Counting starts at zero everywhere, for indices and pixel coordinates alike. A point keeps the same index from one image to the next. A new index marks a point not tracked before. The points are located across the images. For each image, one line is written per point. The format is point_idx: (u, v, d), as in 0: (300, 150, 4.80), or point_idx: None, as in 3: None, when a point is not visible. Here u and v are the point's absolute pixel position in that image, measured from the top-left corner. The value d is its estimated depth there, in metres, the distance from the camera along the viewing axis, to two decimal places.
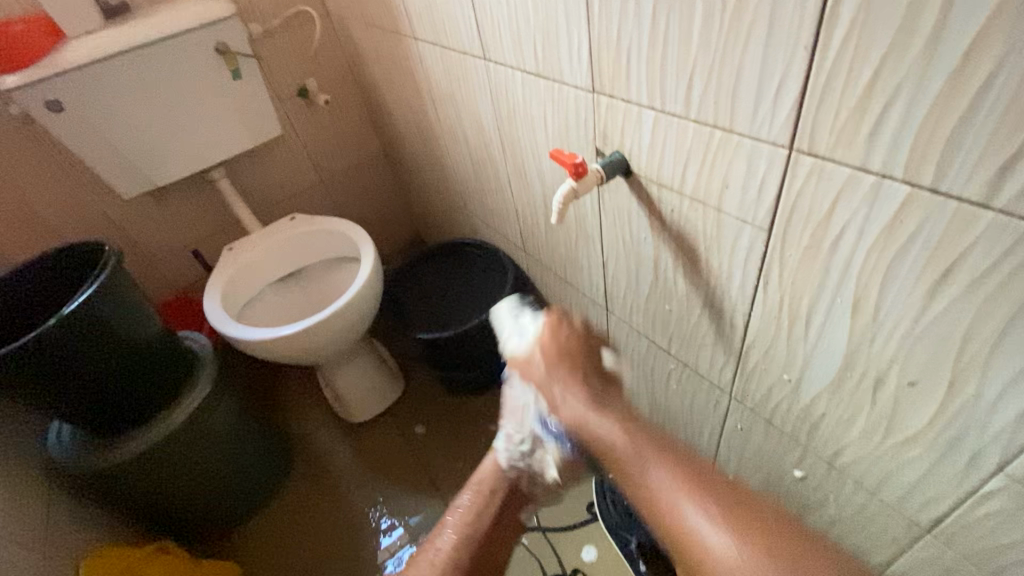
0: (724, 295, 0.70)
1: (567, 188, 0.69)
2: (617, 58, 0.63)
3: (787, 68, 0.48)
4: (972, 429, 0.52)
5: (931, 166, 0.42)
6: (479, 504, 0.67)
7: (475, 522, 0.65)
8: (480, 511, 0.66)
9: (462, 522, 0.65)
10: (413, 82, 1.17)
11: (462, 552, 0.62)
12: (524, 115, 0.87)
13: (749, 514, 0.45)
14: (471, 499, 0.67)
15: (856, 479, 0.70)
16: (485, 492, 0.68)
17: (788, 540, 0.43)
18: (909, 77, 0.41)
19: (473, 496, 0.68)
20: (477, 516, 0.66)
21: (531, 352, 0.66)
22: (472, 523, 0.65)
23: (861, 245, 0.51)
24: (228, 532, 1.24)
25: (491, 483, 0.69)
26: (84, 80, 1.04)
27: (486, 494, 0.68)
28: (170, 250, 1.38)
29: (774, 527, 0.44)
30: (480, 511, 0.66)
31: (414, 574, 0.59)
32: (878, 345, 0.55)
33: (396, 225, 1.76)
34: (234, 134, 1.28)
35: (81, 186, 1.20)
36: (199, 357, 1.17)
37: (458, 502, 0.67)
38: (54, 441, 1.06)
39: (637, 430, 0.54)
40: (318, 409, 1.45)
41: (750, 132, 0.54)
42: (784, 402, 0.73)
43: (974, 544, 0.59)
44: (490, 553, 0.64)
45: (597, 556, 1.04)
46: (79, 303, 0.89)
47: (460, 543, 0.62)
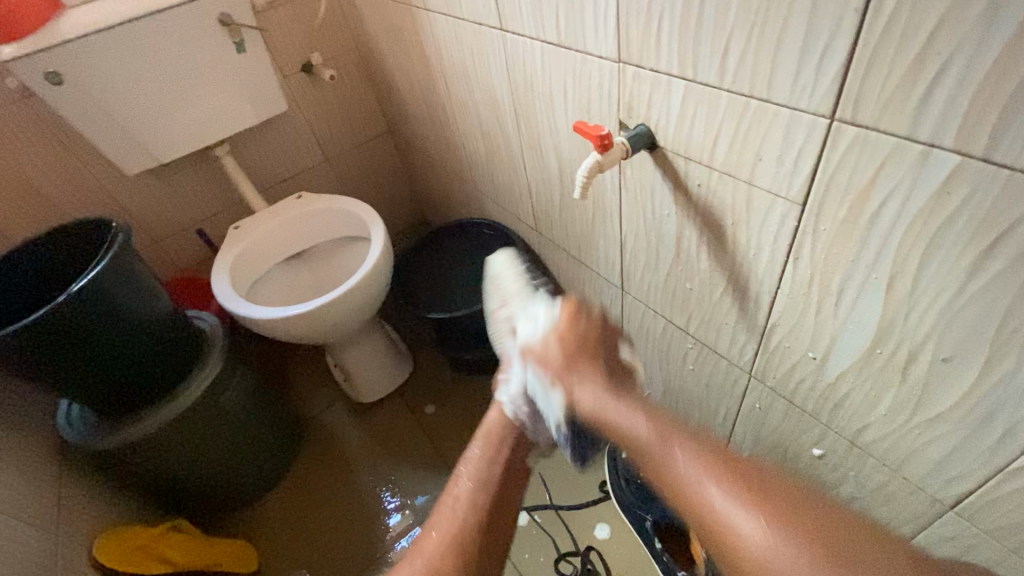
0: (749, 272, 0.69)
1: (592, 162, 0.68)
2: (646, 26, 0.61)
3: (833, 33, 0.46)
4: (1006, 405, 0.52)
5: (985, 135, 0.41)
6: (491, 454, 0.68)
7: (489, 471, 0.66)
8: (491, 458, 0.68)
9: (476, 470, 0.67)
10: (422, 56, 1.14)
11: (479, 499, 0.64)
12: (542, 88, 0.85)
13: (784, 499, 0.43)
14: (482, 448, 0.69)
15: (878, 457, 0.70)
16: (494, 440, 0.70)
17: (829, 527, 0.41)
18: (967, 40, 0.39)
19: (484, 447, 0.69)
20: (488, 466, 0.67)
21: (546, 341, 0.67)
22: (485, 469, 0.67)
23: (901, 218, 0.50)
24: (240, 510, 1.25)
25: (498, 432, 0.71)
26: (85, 51, 1.01)
27: (496, 444, 0.69)
28: (174, 228, 1.36)
29: (813, 513, 0.42)
30: (491, 460, 0.68)
31: (435, 525, 0.62)
32: (913, 322, 0.55)
33: (401, 205, 1.74)
34: (239, 110, 1.25)
35: (84, 163, 1.18)
36: (208, 335, 1.16)
37: (469, 453, 0.69)
38: (64, 420, 1.05)
39: (660, 422, 0.52)
40: (327, 389, 1.45)
41: (789, 102, 0.52)
42: (807, 380, 0.72)
43: (1000, 520, 0.60)
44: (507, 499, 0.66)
45: (609, 534, 1.05)
46: (87, 281, 0.88)
47: (474, 491, 0.64)
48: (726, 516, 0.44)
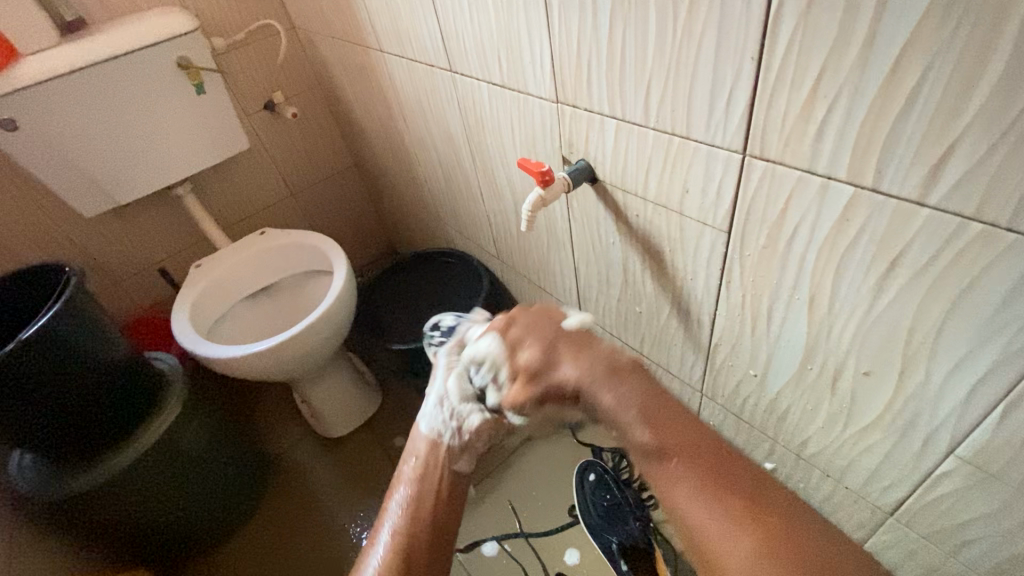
0: (690, 294, 0.73)
1: (535, 195, 0.71)
2: (578, 69, 0.65)
3: (736, 79, 0.50)
4: (923, 414, 0.55)
5: (871, 167, 0.45)
6: (419, 471, 0.67)
7: (413, 492, 0.64)
8: (417, 474, 0.67)
9: (406, 491, 0.65)
10: (381, 93, 1.17)
11: (401, 523, 0.61)
12: (492, 125, 0.89)
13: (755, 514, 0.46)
14: (417, 467, 0.67)
15: (822, 468, 0.73)
16: (427, 460, 0.68)
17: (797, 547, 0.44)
18: (846, 86, 0.43)
19: (419, 464, 0.68)
20: (414, 485, 0.65)
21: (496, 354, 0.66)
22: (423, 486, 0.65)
23: (813, 243, 0.54)
24: (203, 555, 1.21)
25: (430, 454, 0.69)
26: (40, 98, 1.02)
27: (421, 462, 0.68)
28: (134, 269, 1.35)
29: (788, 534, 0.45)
30: (416, 476, 0.66)
31: None
32: (834, 337, 0.58)
33: (368, 237, 1.75)
34: (199, 149, 1.26)
35: (39, 206, 1.16)
36: (168, 378, 1.14)
37: (397, 474, 0.68)
38: (14, 471, 1.02)
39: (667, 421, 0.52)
40: (294, 425, 1.43)
41: (706, 139, 0.56)
42: (752, 395, 0.75)
43: (934, 524, 0.62)
44: (435, 516, 0.62)
45: (579, 559, 1.05)
46: (41, 327, 0.87)
47: (397, 519, 0.61)
48: (706, 531, 0.46)
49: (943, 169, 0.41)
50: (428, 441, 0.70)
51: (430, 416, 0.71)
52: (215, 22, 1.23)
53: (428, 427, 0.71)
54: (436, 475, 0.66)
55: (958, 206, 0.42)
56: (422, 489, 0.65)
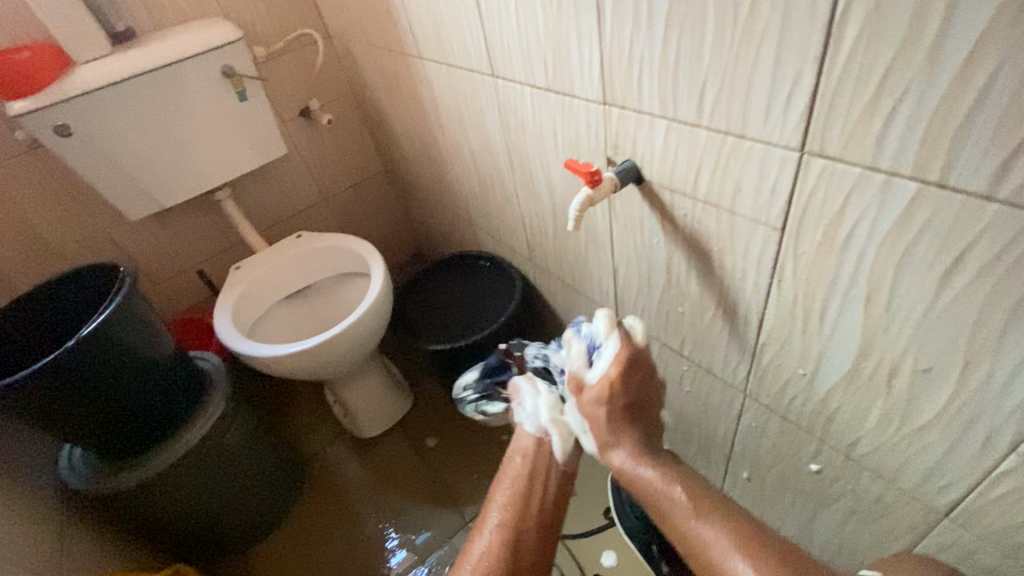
0: (738, 294, 0.73)
1: (584, 196, 0.72)
2: (628, 70, 0.66)
3: (797, 77, 0.51)
4: (986, 410, 0.55)
5: (938, 161, 0.45)
6: (522, 467, 0.76)
7: (520, 488, 0.74)
8: (523, 471, 0.75)
9: (510, 486, 0.74)
10: (417, 99, 1.20)
11: (507, 516, 0.71)
12: (533, 128, 0.90)
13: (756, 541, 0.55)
14: (522, 458, 0.77)
15: (872, 469, 0.72)
16: (533, 454, 0.77)
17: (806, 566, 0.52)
18: (915, 82, 0.44)
19: (524, 457, 0.77)
20: (519, 479, 0.75)
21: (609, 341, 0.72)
22: (523, 482, 0.74)
23: (872, 240, 0.54)
24: (241, 552, 1.23)
25: (536, 449, 0.77)
26: (94, 104, 1.06)
27: (525, 460, 0.77)
28: (175, 271, 1.39)
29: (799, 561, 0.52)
30: (521, 471, 0.75)
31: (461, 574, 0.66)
32: (892, 334, 0.58)
33: (398, 241, 1.78)
34: (241, 154, 1.30)
35: (89, 211, 1.21)
36: (211, 376, 1.17)
37: (504, 468, 0.78)
38: (66, 466, 1.05)
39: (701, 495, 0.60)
40: (328, 425, 1.45)
41: (762, 137, 0.57)
42: (799, 396, 0.75)
43: (993, 525, 0.62)
44: (542, 511, 0.72)
45: (616, 561, 1.05)
46: (98, 324, 0.90)
47: (503, 510, 0.71)
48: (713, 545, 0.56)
49: (1016, 162, 0.41)
50: (533, 437, 0.78)
51: (533, 415, 0.78)
52: (258, 31, 1.27)
53: (534, 425, 0.78)
54: (540, 477, 0.75)
55: None
56: (527, 487, 0.74)
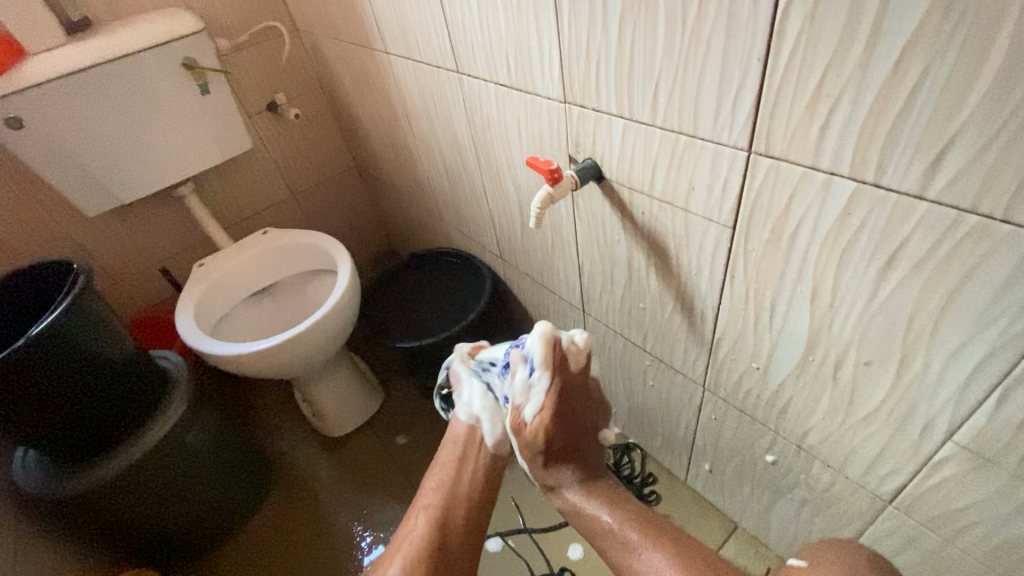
0: (694, 290, 0.75)
1: (544, 193, 0.72)
2: (586, 69, 0.67)
3: (743, 78, 0.52)
4: (922, 401, 0.57)
5: (873, 162, 0.47)
6: (455, 456, 0.76)
7: (451, 471, 0.75)
8: (458, 460, 0.76)
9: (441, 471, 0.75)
10: (385, 95, 1.19)
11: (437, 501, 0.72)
12: (498, 125, 0.90)
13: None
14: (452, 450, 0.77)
15: (823, 459, 0.74)
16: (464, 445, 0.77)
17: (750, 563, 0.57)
18: (849, 85, 0.46)
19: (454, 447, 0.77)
20: (453, 468, 0.76)
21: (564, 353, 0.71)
22: (453, 471, 0.75)
23: (815, 237, 0.56)
24: (206, 554, 1.21)
25: (469, 439, 0.77)
26: (46, 96, 1.02)
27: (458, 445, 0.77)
28: (136, 268, 1.35)
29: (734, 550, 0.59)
30: (453, 459, 0.76)
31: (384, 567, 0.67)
32: (836, 328, 0.60)
33: (368, 237, 1.76)
34: (204, 148, 1.27)
35: (43, 206, 1.17)
36: (173, 376, 1.14)
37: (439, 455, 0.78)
38: (20, 468, 1.02)
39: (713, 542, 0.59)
40: (296, 424, 1.44)
41: (712, 137, 0.58)
42: (754, 389, 0.77)
43: (932, 510, 0.64)
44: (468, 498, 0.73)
45: (583, 553, 1.06)
46: (51, 322, 0.87)
47: (434, 494, 0.73)
48: None
49: (941, 164, 0.43)
50: (467, 425, 0.78)
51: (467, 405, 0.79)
52: (221, 24, 1.24)
53: (467, 414, 0.79)
54: (469, 460, 0.76)
55: (956, 199, 0.44)
56: (456, 472, 0.75)
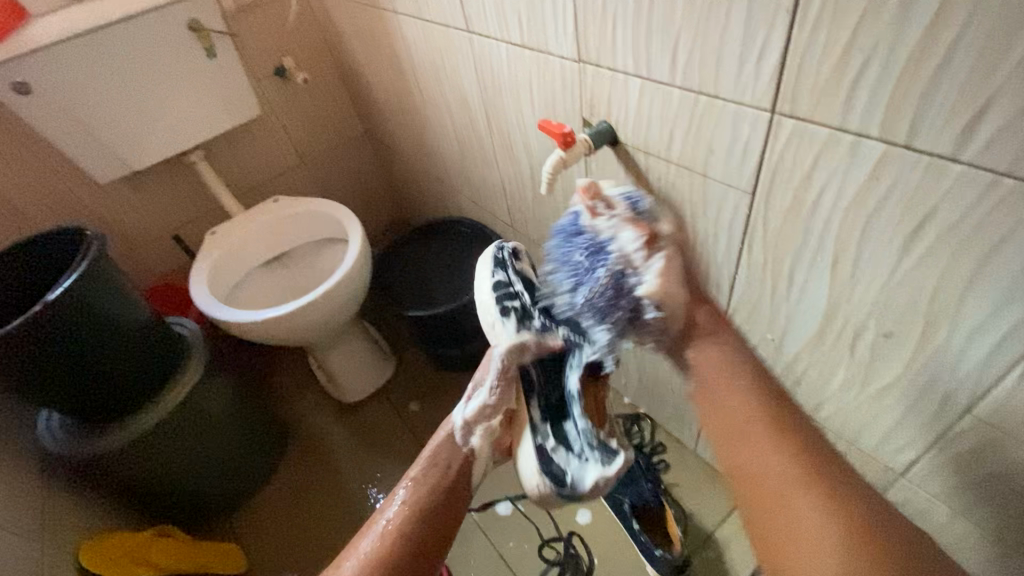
0: (710, 259, 0.73)
1: (556, 158, 0.70)
2: (602, 26, 0.64)
3: (768, 32, 0.49)
4: (942, 374, 0.56)
5: (905, 123, 0.45)
6: (434, 473, 0.75)
7: (434, 482, 0.74)
8: (442, 480, 0.74)
9: (414, 483, 0.74)
10: (394, 58, 1.15)
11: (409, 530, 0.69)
12: (510, 88, 0.87)
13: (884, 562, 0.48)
14: (425, 466, 0.76)
15: (836, 431, 0.73)
16: (439, 461, 0.76)
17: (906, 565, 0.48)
18: (885, 37, 0.42)
19: (426, 464, 0.76)
20: (434, 487, 0.73)
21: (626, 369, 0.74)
22: (428, 487, 0.73)
23: (840, 203, 0.53)
24: (226, 514, 1.25)
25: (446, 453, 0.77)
26: (51, 60, 1.01)
27: (448, 470, 0.75)
28: (150, 236, 1.36)
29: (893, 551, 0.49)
30: (439, 472, 0.75)
31: (363, 538, 0.69)
32: (856, 298, 0.58)
33: (379, 206, 1.74)
34: (213, 114, 1.25)
35: (56, 173, 1.17)
36: (189, 344, 1.16)
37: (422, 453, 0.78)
38: (45, 428, 1.05)
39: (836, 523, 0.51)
40: (311, 391, 1.46)
41: (734, 97, 0.56)
42: (768, 360, 0.76)
43: (947, 482, 0.63)
44: (451, 518, 0.73)
45: (591, 519, 1.08)
46: (64, 291, 0.88)
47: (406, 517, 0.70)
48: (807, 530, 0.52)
49: (978, 125, 0.41)
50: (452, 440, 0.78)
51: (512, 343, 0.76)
52: None
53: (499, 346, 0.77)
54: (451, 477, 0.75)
55: (993, 162, 0.41)
56: (443, 494, 0.73)
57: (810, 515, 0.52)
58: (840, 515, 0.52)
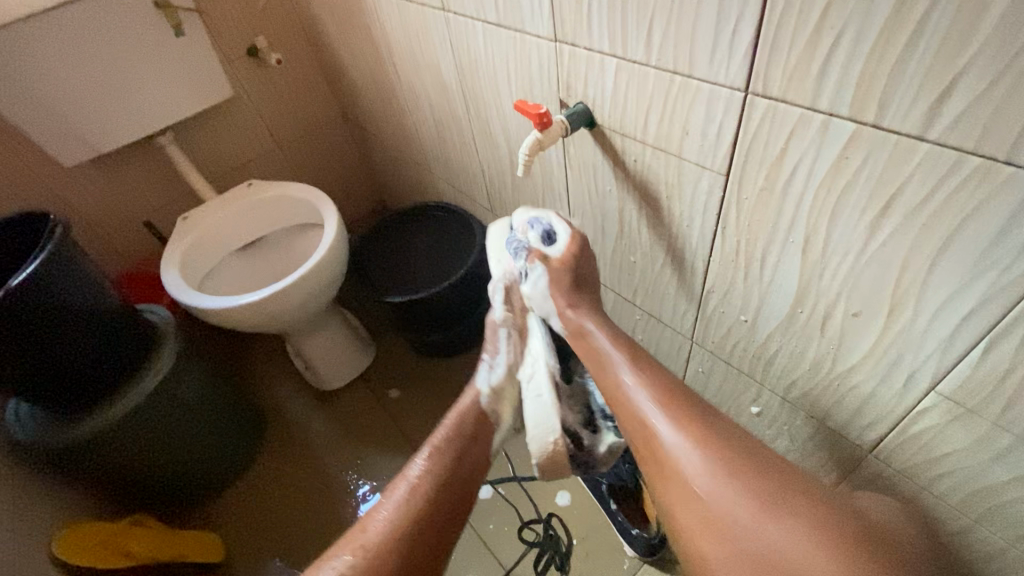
0: (685, 241, 0.73)
1: (533, 139, 0.70)
2: (577, 4, 0.63)
3: (742, 10, 0.49)
4: (908, 351, 0.57)
5: (874, 103, 0.45)
6: (456, 427, 0.76)
7: (461, 438, 0.75)
8: (464, 435, 0.75)
9: (439, 439, 0.75)
10: (369, 38, 1.13)
11: (433, 483, 0.69)
12: (486, 68, 0.86)
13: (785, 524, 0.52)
14: (449, 424, 0.76)
15: (807, 410, 0.75)
16: (461, 418, 0.77)
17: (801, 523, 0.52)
18: (854, 16, 0.43)
19: (450, 421, 0.77)
20: (457, 442, 0.74)
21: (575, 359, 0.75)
22: (452, 441, 0.74)
23: (810, 184, 0.54)
24: (205, 503, 1.24)
25: (468, 413, 0.77)
26: (9, 40, 0.96)
27: (468, 425, 0.76)
28: (118, 221, 1.32)
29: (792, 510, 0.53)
30: (464, 429, 0.76)
31: (390, 495, 0.69)
32: (826, 279, 0.59)
33: (357, 191, 1.72)
34: (182, 95, 1.21)
35: (17, 155, 1.12)
36: (161, 330, 1.13)
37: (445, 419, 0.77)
38: (13, 418, 1.02)
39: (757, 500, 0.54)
40: (288, 379, 1.44)
41: (708, 77, 0.55)
42: (741, 342, 0.77)
43: (911, 457, 0.65)
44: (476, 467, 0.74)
45: (570, 500, 1.09)
46: (26, 278, 0.84)
47: (433, 471, 0.70)
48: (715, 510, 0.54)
49: (944, 104, 0.41)
50: (473, 399, 0.79)
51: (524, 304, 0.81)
52: None
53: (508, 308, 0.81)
54: (475, 432, 0.76)
55: (958, 141, 0.42)
56: (465, 446, 0.74)
57: (739, 512, 0.53)
58: (736, 488, 0.54)
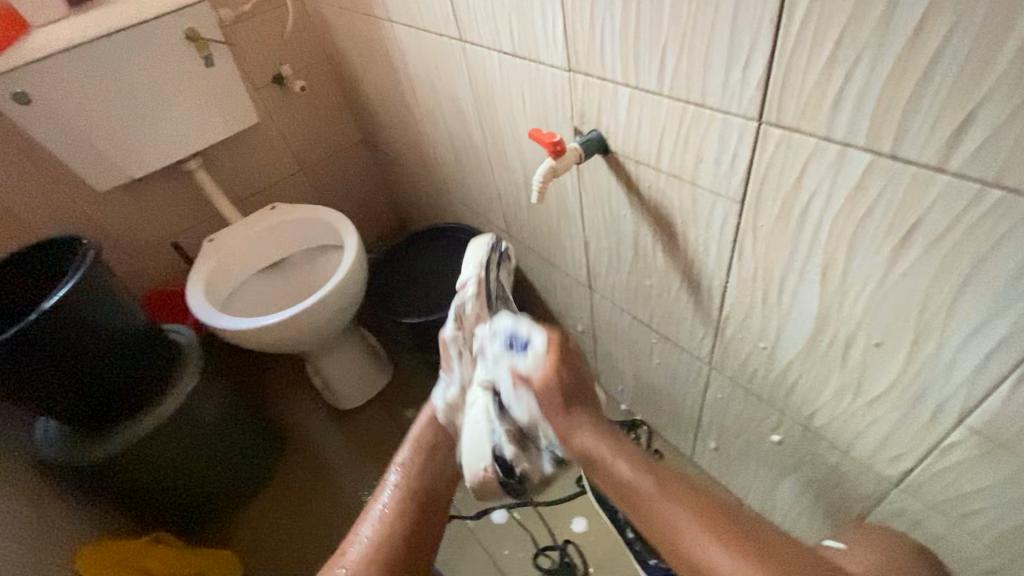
0: (702, 267, 0.72)
1: (546, 167, 0.70)
2: (590, 36, 0.64)
3: (754, 43, 0.49)
4: (935, 383, 0.55)
5: (890, 133, 0.44)
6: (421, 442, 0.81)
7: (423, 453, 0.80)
8: (429, 451, 0.80)
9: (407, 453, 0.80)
10: (389, 66, 1.16)
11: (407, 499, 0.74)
12: (502, 95, 0.87)
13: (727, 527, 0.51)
14: (413, 445, 0.81)
15: (830, 440, 0.73)
16: (423, 440, 0.81)
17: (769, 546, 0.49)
18: (868, 48, 0.42)
19: (412, 444, 0.81)
20: (423, 455, 0.80)
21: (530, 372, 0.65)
22: (418, 461, 0.79)
23: (828, 213, 0.53)
24: (219, 521, 1.25)
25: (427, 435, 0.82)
26: (52, 72, 1.02)
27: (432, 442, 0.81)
28: (149, 243, 1.36)
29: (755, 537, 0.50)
30: (428, 444, 0.81)
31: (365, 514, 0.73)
32: (846, 308, 0.58)
33: (377, 212, 1.75)
34: (210, 122, 1.26)
35: (55, 181, 1.18)
36: (184, 348, 1.15)
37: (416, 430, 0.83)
38: (42, 436, 1.05)
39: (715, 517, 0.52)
40: (307, 398, 1.46)
41: (721, 106, 0.55)
42: (760, 369, 0.76)
43: (941, 493, 0.63)
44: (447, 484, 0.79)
45: (587, 527, 1.07)
46: (58, 300, 0.88)
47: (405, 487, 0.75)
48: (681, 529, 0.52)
49: (960, 137, 0.41)
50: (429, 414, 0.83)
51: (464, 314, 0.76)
52: None
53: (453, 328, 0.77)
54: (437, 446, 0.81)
55: (979, 172, 0.41)
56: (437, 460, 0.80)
57: (677, 509, 0.53)
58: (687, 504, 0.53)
